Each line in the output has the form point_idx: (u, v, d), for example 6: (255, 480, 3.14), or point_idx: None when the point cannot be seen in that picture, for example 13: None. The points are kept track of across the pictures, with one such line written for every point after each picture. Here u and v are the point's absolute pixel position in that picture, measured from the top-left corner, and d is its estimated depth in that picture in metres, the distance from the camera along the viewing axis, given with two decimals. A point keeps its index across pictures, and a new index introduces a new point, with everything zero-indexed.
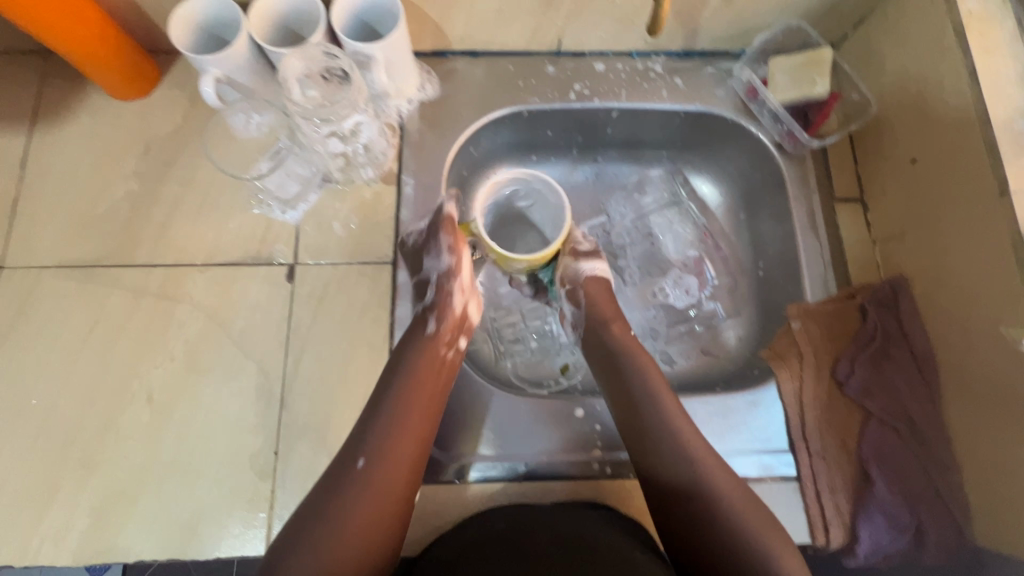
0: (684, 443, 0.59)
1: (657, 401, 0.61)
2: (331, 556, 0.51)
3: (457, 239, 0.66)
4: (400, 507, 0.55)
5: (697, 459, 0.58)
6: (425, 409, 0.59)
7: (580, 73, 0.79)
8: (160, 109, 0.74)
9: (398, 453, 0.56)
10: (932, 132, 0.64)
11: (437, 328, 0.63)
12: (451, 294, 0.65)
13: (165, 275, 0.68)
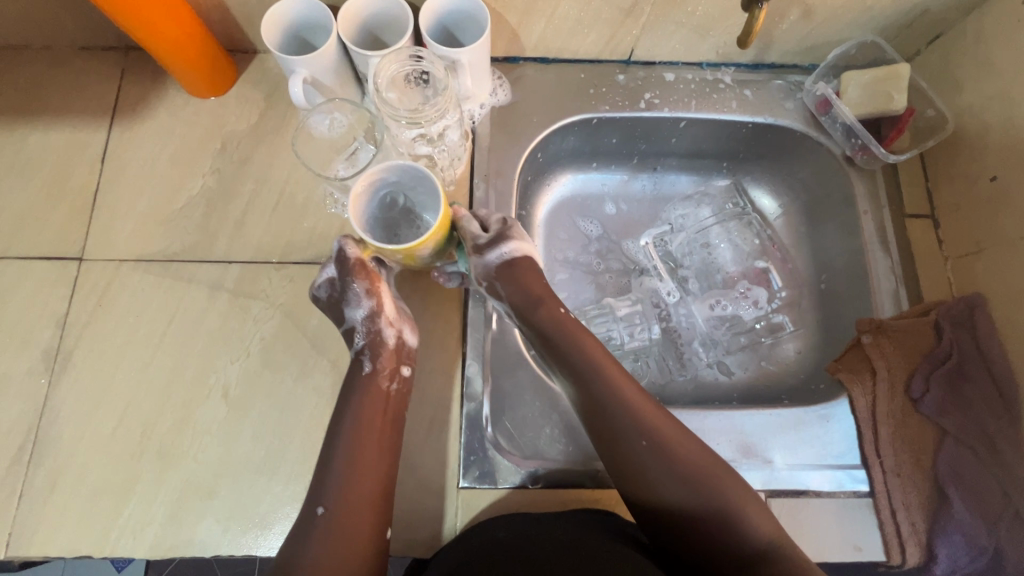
0: (641, 420, 0.59)
1: (610, 382, 0.60)
2: (344, 545, 0.54)
3: (373, 280, 0.62)
4: (379, 508, 0.56)
5: (655, 435, 0.58)
6: (379, 438, 0.59)
7: (650, 82, 0.79)
8: (237, 107, 0.75)
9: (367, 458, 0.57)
10: (1017, 150, 0.64)
11: (375, 367, 0.61)
12: (377, 334, 0.62)
13: (241, 272, 0.69)
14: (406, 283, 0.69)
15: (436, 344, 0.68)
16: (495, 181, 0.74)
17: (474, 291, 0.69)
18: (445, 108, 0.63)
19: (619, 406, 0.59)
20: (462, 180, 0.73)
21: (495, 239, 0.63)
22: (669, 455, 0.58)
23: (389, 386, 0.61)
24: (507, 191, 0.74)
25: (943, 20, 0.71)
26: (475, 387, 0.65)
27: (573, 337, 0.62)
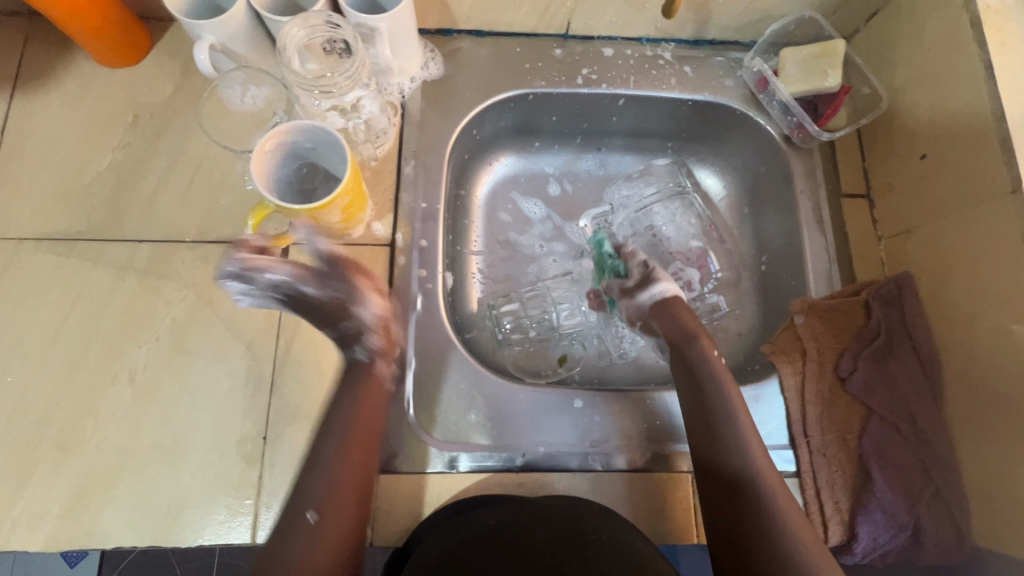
0: (745, 442, 0.59)
1: (727, 402, 0.61)
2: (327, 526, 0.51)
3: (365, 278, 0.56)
4: (361, 501, 0.54)
5: (749, 452, 0.59)
6: (370, 425, 0.56)
7: (588, 58, 0.77)
8: (151, 78, 0.71)
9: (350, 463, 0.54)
10: (944, 128, 0.63)
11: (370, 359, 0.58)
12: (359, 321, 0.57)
13: (152, 251, 0.65)
14: None
15: None
16: (424, 158, 0.71)
17: (399, 272, 0.67)
18: (360, 76, 0.60)
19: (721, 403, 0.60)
20: (389, 156, 0.70)
21: (644, 282, 0.69)
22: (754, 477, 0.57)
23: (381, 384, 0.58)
24: (436, 169, 0.71)
25: None
26: (397, 370, 0.63)
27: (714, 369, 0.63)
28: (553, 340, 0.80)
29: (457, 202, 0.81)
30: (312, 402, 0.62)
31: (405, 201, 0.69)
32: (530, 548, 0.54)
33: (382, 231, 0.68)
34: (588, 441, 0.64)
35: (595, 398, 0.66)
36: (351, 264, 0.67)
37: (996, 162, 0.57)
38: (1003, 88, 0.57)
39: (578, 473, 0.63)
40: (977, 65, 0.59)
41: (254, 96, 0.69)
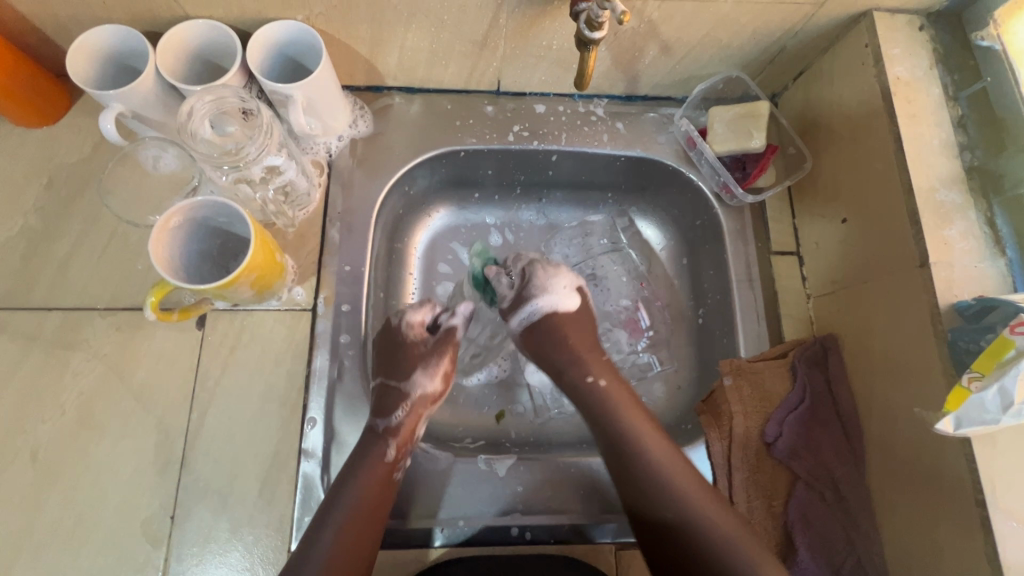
0: (640, 443, 0.60)
1: (610, 404, 0.63)
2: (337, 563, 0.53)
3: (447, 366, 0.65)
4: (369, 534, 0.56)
5: (647, 451, 0.60)
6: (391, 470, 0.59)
7: (520, 114, 0.77)
8: (67, 137, 0.69)
9: (365, 507, 0.56)
10: (861, 193, 0.64)
11: (400, 422, 0.61)
12: (418, 415, 0.63)
13: (61, 320, 0.63)
14: (245, 330, 0.65)
15: (273, 397, 0.63)
16: (349, 219, 0.70)
17: (320, 339, 0.65)
18: (270, 148, 0.59)
19: (630, 430, 0.61)
20: (314, 218, 0.70)
21: (519, 302, 0.68)
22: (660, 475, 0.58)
23: (391, 451, 0.60)
24: (362, 229, 0.70)
25: (801, 58, 0.71)
26: (313, 443, 0.62)
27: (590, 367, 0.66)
28: (485, 399, 0.78)
29: (392, 255, 0.79)
30: (224, 478, 0.60)
31: (328, 265, 0.68)
32: None
33: (303, 296, 0.67)
34: (510, 512, 0.62)
35: (517, 466, 0.64)
36: (270, 331, 0.65)
37: (905, 233, 0.58)
38: (912, 160, 0.58)
39: (497, 546, 0.62)
40: (888, 136, 0.60)
41: (167, 163, 0.68)
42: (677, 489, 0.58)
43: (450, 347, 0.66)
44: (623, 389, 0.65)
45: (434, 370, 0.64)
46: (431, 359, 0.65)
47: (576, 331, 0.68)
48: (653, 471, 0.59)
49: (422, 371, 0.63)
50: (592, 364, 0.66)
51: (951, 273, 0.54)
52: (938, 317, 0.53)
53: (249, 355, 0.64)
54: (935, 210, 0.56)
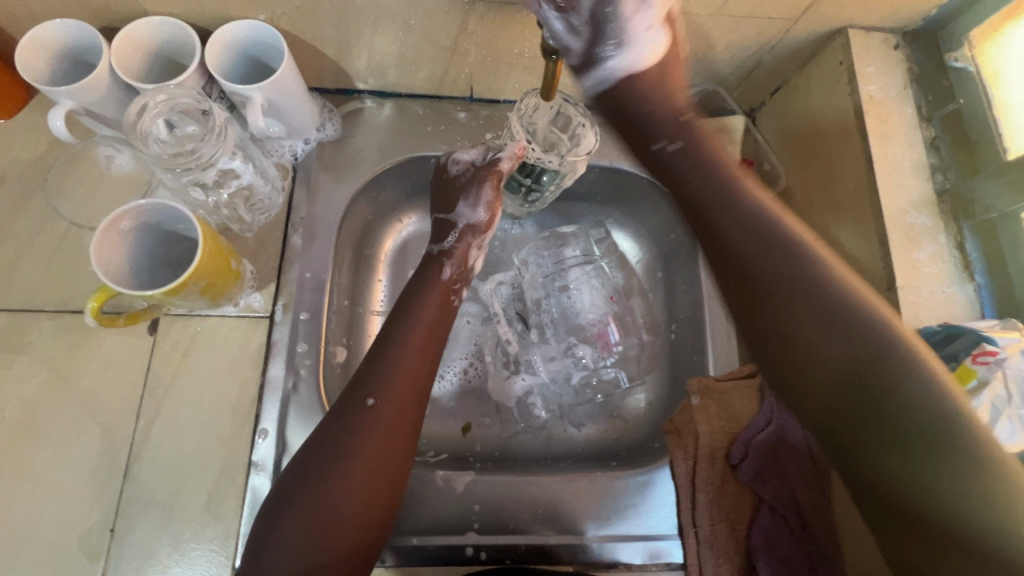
0: (787, 230, 0.48)
1: (744, 200, 0.51)
2: (331, 510, 0.51)
3: (497, 198, 0.68)
4: (370, 475, 0.53)
5: (817, 282, 0.46)
6: (408, 400, 0.56)
7: (493, 122, 0.75)
8: (21, 133, 0.67)
9: (390, 435, 0.54)
10: (833, 213, 0.63)
11: (450, 273, 0.66)
12: (470, 246, 0.68)
13: (5, 322, 0.61)
14: (198, 337, 0.63)
15: (225, 406, 0.61)
16: (313, 224, 0.68)
17: (277, 347, 0.63)
18: (225, 149, 0.57)
19: (848, 299, 0.45)
20: (275, 223, 0.68)
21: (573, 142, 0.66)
22: (787, 247, 0.47)
23: (446, 274, 0.65)
24: (325, 235, 0.68)
25: (778, 73, 0.70)
26: (263, 455, 0.60)
27: (650, 95, 0.58)
28: (450, 412, 0.77)
29: (361, 262, 0.76)
30: (169, 490, 0.58)
31: (289, 270, 0.66)
32: None
33: (261, 302, 0.65)
34: (465, 531, 0.61)
35: (475, 484, 0.63)
36: (224, 338, 0.63)
37: (874, 255, 0.56)
38: (883, 179, 0.57)
39: (451, 566, 0.60)
40: (860, 155, 0.59)
41: (121, 164, 0.66)
42: (818, 276, 0.46)
43: (497, 200, 0.68)
44: (822, 247, 0.49)
45: (477, 202, 0.67)
46: (471, 189, 0.67)
47: (724, 153, 0.56)
48: (766, 234, 0.49)
49: (473, 217, 0.68)
50: (684, 97, 0.58)
51: (918, 297, 0.53)
52: None
53: (202, 363, 0.62)
54: (905, 232, 0.55)
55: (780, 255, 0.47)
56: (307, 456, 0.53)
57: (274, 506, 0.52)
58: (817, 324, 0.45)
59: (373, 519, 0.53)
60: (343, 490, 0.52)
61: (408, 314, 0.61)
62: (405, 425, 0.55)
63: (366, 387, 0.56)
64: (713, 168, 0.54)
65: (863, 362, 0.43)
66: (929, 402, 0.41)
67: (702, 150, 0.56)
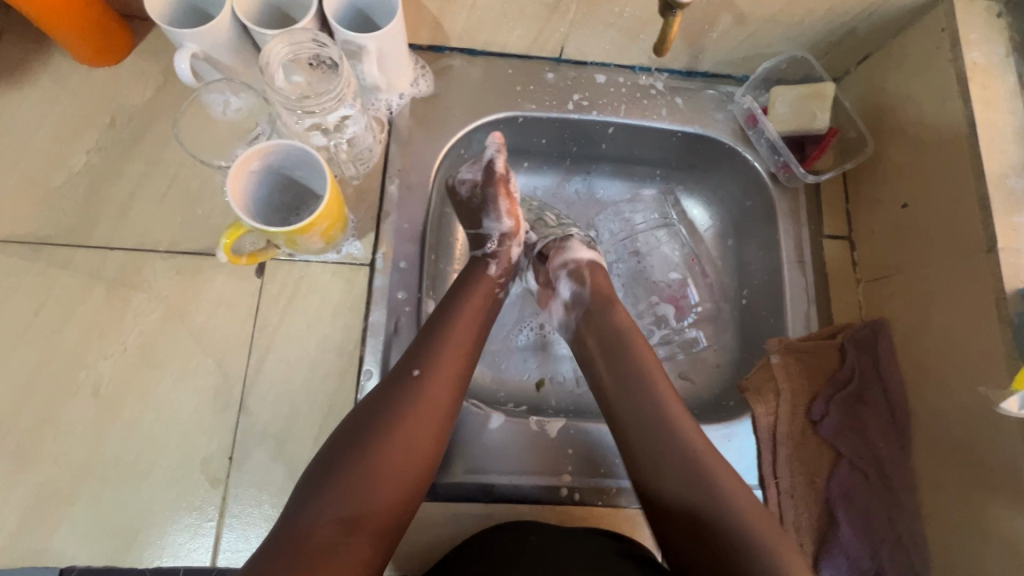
0: (653, 393, 0.59)
1: (642, 369, 0.60)
2: (381, 482, 0.49)
3: (514, 202, 0.68)
4: (429, 448, 0.53)
5: (686, 443, 0.56)
6: (452, 375, 0.57)
7: (580, 83, 0.76)
8: (130, 80, 0.69)
9: (433, 406, 0.54)
10: (925, 179, 0.64)
11: (497, 271, 0.66)
12: (512, 248, 0.68)
13: (123, 259, 0.63)
14: (304, 281, 0.65)
15: (330, 348, 0.64)
16: (409, 177, 0.70)
17: (378, 293, 0.66)
18: (345, 97, 0.58)
19: (690, 445, 0.56)
20: (374, 174, 0.70)
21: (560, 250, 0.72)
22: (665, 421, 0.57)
23: (493, 271, 0.66)
24: (421, 188, 0.70)
25: (870, 40, 0.70)
26: None
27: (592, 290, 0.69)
28: (524, 367, 0.80)
29: (443, 219, 0.78)
30: (281, 422, 0.61)
31: (387, 220, 0.68)
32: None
33: (362, 250, 0.67)
34: (559, 474, 0.63)
35: (569, 430, 0.65)
36: (328, 283, 0.65)
37: (973, 220, 0.58)
38: (985, 143, 0.58)
39: (546, 504, 0.63)
40: (961, 120, 0.60)
41: (232, 110, 0.68)
42: (684, 444, 0.56)
43: (516, 203, 0.68)
44: (684, 416, 0.58)
45: (500, 214, 0.67)
46: (490, 205, 0.67)
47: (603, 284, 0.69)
48: (657, 416, 0.57)
49: (506, 228, 0.68)
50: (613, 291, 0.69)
51: (1019, 259, 0.55)
52: (1004, 301, 0.54)
53: (308, 306, 0.64)
54: (1007, 196, 0.57)
55: (631, 386, 0.60)
56: (351, 424, 0.52)
57: (314, 471, 0.50)
58: (661, 454, 0.56)
59: (408, 490, 0.51)
60: (387, 457, 0.50)
61: (454, 297, 0.62)
62: (446, 400, 0.55)
63: (413, 357, 0.56)
64: (622, 364, 0.61)
65: (691, 515, 0.53)
66: (727, 511, 0.52)
67: (609, 350, 0.63)
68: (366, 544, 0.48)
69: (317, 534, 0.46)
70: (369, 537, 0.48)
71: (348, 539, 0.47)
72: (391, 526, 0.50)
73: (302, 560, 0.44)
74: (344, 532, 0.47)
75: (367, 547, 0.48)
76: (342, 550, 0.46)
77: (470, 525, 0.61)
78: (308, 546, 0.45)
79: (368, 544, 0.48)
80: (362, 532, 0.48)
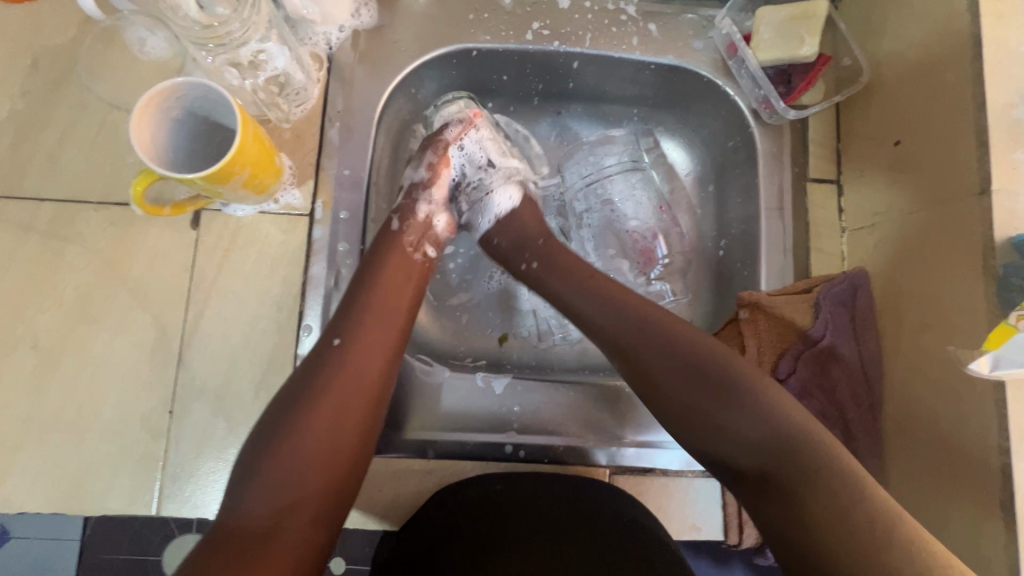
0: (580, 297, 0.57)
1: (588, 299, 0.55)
2: (310, 463, 0.46)
3: (441, 158, 0.64)
4: (364, 423, 0.50)
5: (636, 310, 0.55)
6: (383, 345, 0.52)
7: (541, 9, 0.68)
8: (50, 15, 0.63)
9: (355, 377, 0.50)
10: (921, 112, 0.56)
11: (401, 228, 0.60)
12: (416, 202, 0.63)
13: (55, 211, 0.61)
14: (240, 233, 0.62)
15: (269, 303, 0.62)
16: (350, 120, 0.65)
17: (318, 246, 0.63)
18: (257, 28, 0.53)
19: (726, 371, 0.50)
20: (312, 117, 0.65)
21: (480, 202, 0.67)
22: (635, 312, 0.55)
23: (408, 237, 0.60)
24: (362, 131, 0.65)
25: None
26: (308, 349, 0.61)
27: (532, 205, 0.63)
28: (485, 323, 0.75)
29: (397, 165, 0.73)
30: (220, 377, 0.60)
31: (327, 168, 0.64)
32: (535, 512, 0.55)
33: (301, 200, 0.63)
34: (505, 430, 0.63)
35: (517, 387, 0.64)
36: (266, 235, 0.62)
37: (968, 159, 0.51)
38: (990, 68, 0.50)
39: (491, 462, 0.62)
40: (966, 41, 0.52)
41: (154, 47, 0.63)
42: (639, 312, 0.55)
43: (445, 161, 0.64)
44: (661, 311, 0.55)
45: (423, 164, 0.64)
46: (422, 154, 0.65)
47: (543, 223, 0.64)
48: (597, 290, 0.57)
49: (433, 191, 0.63)
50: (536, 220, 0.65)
51: (1015, 203, 0.48)
52: (991, 251, 0.48)
53: (245, 260, 0.62)
54: (1009, 129, 0.49)
55: (675, 363, 0.52)
56: (278, 405, 0.48)
57: (243, 458, 0.47)
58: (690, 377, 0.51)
59: (345, 468, 0.48)
60: (312, 440, 0.47)
61: (374, 262, 0.57)
62: (374, 371, 0.51)
63: (336, 325, 0.52)
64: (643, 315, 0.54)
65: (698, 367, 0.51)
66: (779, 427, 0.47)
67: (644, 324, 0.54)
68: (306, 526, 0.46)
69: (252, 519, 0.44)
70: (305, 520, 0.46)
71: (282, 527, 0.45)
72: (330, 507, 0.48)
73: (240, 545, 0.43)
74: (281, 520, 0.45)
75: (303, 530, 0.46)
76: (279, 534, 0.45)
77: (411, 479, 0.61)
78: (243, 535, 0.44)
79: (305, 529, 0.46)
80: (296, 517, 0.46)
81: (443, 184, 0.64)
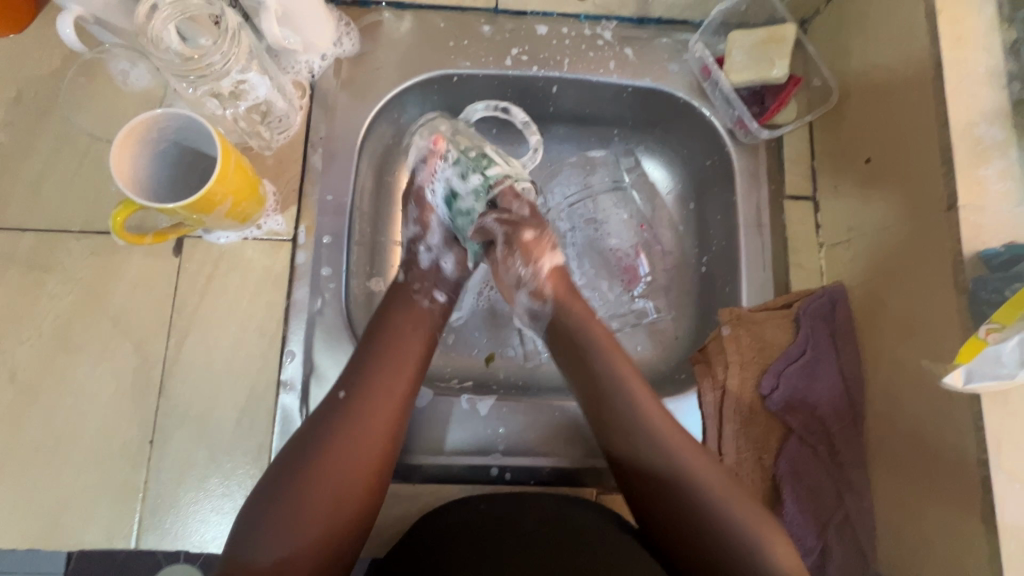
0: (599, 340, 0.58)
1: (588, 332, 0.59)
2: (312, 517, 0.46)
3: (424, 209, 0.66)
4: (370, 475, 0.49)
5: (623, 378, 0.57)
6: (391, 396, 0.52)
7: (519, 36, 0.70)
8: (35, 48, 0.64)
9: (364, 427, 0.50)
10: (889, 130, 0.58)
11: (406, 279, 0.62)
12: (416, 253, 0.64)
13: (36, 241, 0.61)
14: (222, 260, 0.62)
15: (251, 329, 0.62)
16: (332, 146, 0.66)
17: (301, 271, 0.63)
18: (238, 60, 0.54)
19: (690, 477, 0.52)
20: (295, 144, 0.66)
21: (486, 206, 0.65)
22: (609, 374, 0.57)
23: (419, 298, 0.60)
24: (344, 156, 0.66)
25: None
26: (292, 374, 0.61)
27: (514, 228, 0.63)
28: (471, 344, 0.75)
29: (381, 189, 0.73)
30: (201, 406, 0.60)
31: (309, 193, 0.65)
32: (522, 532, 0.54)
33: (283, 226, 0.64)
34: (490, 453, 0.62)
35: (502, 408, 0.64)
36: (249, 261, 0.63)
37: (934, 175, 0.52)
38: (952, 88, 0.51)
39: (476, 485, 0.62)
40: (926, 63, 0.53)
41: (137, 77, 0.64)
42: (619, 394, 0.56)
43: (429, 209, 0.66)
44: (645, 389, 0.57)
45: (412, 217, 0.66)
46: (411, 203, 0.67)
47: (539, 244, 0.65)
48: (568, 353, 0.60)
49: (429, 239, 0.65)
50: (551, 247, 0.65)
51: (981, 218, 0.50)
52: (961, 266, 0.49)
53: (227, 286, 0.62)
54: (972, 147, 0.51)
55: (649, 440, 0.54)
56: (286, 457, 0.48)
57: (248, 509, 0.47)
58: (662, 473, 0.53)
59: (348, 521, 0.47)
60: (316, 491, 0.46)
61: (383, 317, 0.57)
62: (382, 425, 0.51)
63: (343, 379, 0.53)
64: (616, 374, 0.57)
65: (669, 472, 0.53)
66: (737, 525, 0.50)
67: (627, 386, 0.56)
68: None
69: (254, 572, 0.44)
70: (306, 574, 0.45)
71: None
72: (332, 560, 0.47)
73: None
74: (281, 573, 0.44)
75: None
76: None
77: (394, 503, 0.60)
78: None
79: None
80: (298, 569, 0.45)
81: (437, 229, 0.66)
